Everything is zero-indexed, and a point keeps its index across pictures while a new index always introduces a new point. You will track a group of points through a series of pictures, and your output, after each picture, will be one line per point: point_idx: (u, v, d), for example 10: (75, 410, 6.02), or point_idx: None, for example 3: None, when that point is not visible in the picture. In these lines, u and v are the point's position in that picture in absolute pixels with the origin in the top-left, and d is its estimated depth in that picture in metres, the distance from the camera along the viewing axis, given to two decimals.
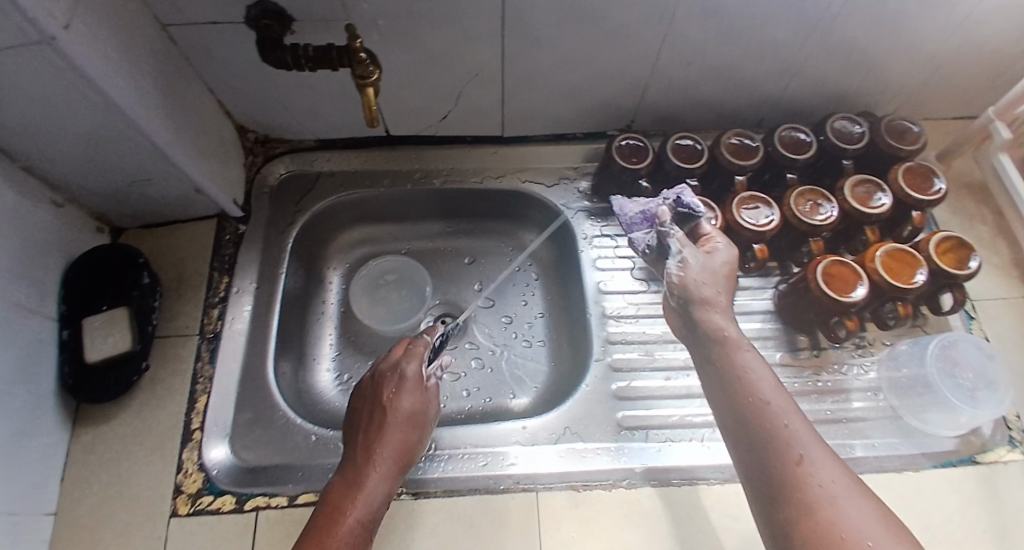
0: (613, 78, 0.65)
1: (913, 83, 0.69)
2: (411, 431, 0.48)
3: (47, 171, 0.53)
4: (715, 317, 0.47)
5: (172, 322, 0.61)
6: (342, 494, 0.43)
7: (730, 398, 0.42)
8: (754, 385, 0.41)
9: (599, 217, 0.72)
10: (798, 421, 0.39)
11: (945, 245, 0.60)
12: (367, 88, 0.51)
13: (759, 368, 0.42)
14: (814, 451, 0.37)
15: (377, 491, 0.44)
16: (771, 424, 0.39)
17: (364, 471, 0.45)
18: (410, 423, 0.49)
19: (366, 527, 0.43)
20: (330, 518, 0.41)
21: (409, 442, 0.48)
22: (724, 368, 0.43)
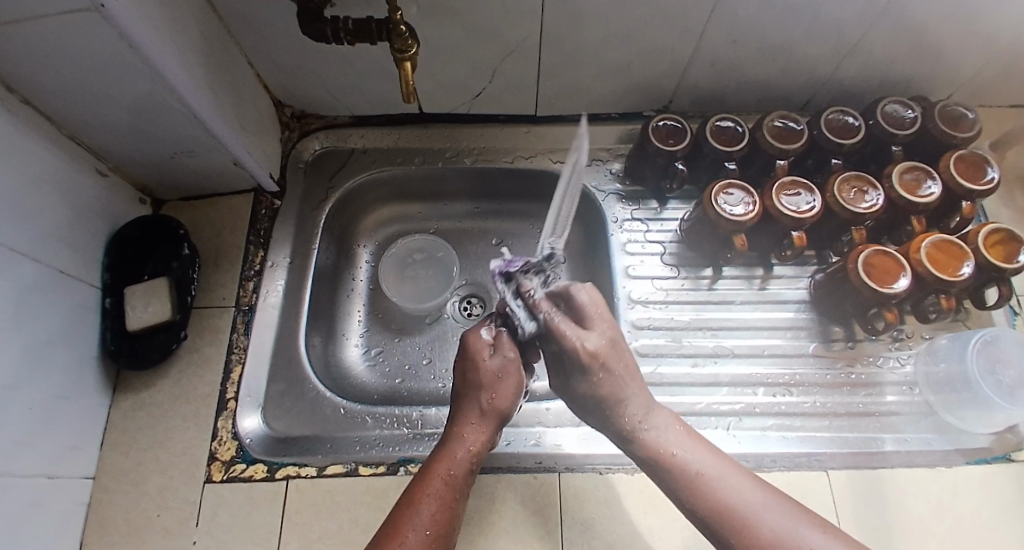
0: (655, 57, 0.63)
1: (971, 67, 0.66)
2: (499, 393, 0.46)
3: (92, 140, 0.54)
4: (638, 429, 0.45)
5: (209, 293, 0.62)
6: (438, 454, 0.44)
7: (691, 509, 0.42)
8: (705, 490, 0.41)
9: (631, 200, 0.71)
10: (755, 503, 0.40)
11: (994, 237, 0.58)
12: (404, 62, 0.51)
13: (707, 467, 0.42)
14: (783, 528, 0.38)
15: (470, 453, 0.44)
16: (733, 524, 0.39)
17: (458, 434, 0.45)
18: (502, 387, 0.46)
19: (460, 485, 0.43)
20: (425, 476, 0.43)
21: (501, 406, 0.46)
22: (678, 483, 0.42)
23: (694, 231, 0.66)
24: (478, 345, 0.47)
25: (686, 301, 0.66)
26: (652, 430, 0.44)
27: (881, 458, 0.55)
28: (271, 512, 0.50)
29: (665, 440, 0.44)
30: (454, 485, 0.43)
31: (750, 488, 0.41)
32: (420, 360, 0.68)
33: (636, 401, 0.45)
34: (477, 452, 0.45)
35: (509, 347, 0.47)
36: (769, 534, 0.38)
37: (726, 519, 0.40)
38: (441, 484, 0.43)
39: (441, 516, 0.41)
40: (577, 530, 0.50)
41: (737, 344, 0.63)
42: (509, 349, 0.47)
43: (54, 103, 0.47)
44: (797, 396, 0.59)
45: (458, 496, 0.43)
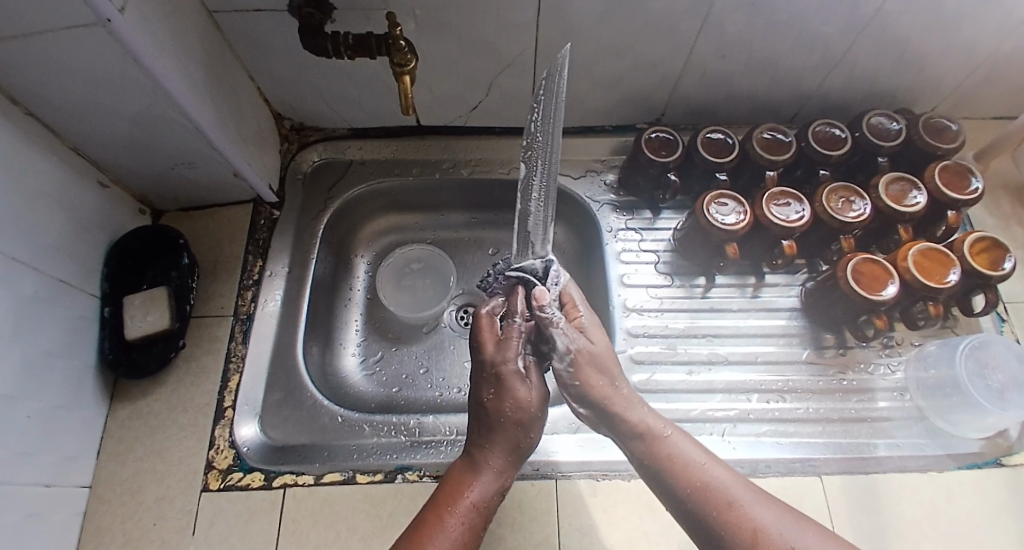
0: (647, 70, 0.65)
1: (952, 80, 0.68)
2: (531, 430, 0.45)
3: (95, 151, 0.55)
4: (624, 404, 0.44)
5: (207, 303, 0.62)
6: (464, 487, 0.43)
7: (673, 490, 0.40)
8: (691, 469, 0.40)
9: (625, 210, 0.72)
10: (740, 487, 0.39)
11: (980, 245, 0.60)
12: (403, 76, 0.52)
13: (684, 445, 0.42)
14: (767, 515, 0.38)
15: (494, 488, 0.43)
16: (717, 504, 0.38)
17: (483, 465, 0.44)
18: (534, 424, 0.45)
19: (480, 520, 0.43)
20: (449, 509, 0.42)
21: (528, 441, 0.45)
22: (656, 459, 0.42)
23: (687, 240, 0.67)
24: (512, 371, 0.44)
25: (680, 309, 0.67)
26: (642, 410, 0.44)
27: (874, 463, 0.55)
28: (269, 521, 0.50)
29: (653, 421, 0.43)
30: (475, 521, 0.42)
31: (734, 474, 0.40)
32: (416, 369, 0.68)
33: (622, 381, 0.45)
34: (500, 489, 0.44)
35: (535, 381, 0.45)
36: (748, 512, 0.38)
37: (712, 498, 0.39)
38: (464, 519, 0.42)
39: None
40: (575, 536, 0.50)
41: (730, 350, 0.64)
42: (538, 384, 0.45)
43: (58, 115, 0.48)
44: (790, 402, 0.60)
45: (477, 531, 0.42)
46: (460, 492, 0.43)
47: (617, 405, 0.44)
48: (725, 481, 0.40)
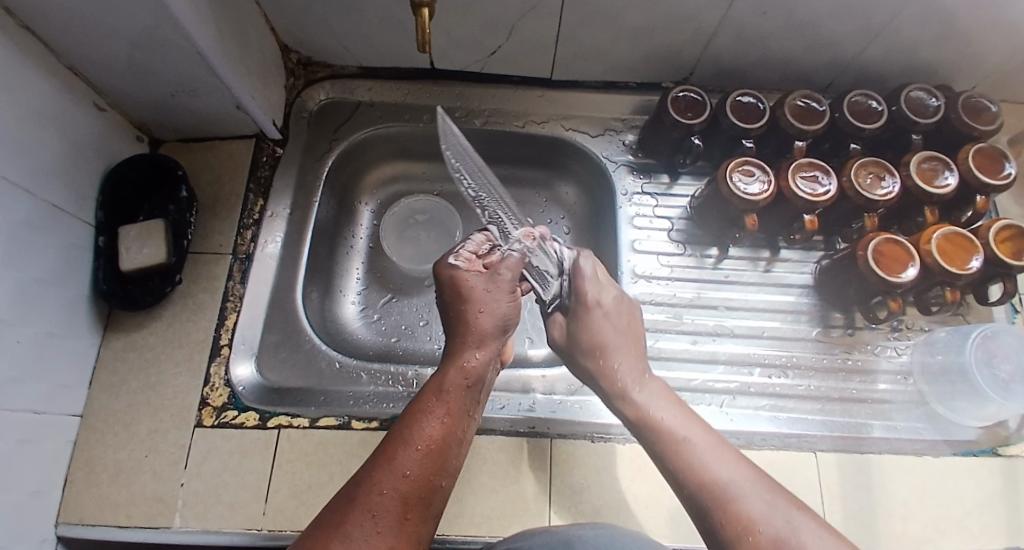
0: (680, 24, 0.61)
1: (1002, 57, 0.64)
2: (492, 308, 0.45)
3: (90, 71, 0.51)
4: (632, 391, 0.46)
5: (206, 239, 0.60)
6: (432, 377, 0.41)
7: (667, 468, 0.40)
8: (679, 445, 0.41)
9: (641, 173, 0.70)
10: (738, 475, 0.38)
11: (1005, 233, 0.58)
12: (422, 9, 0.48)
13: (686, 427, 0.42)
14: (750, 496, 0.36)
15: (466, 370, 0.42)
16: (701, 486, 0.38)
17: (452, 355, 0.43)
18: (488, 299, 0.45)
19: (463, 402, 0.41)
20: (423, 397, 0.40)
21: (490, 317, 0.45)
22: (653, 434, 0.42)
23: (703, 209, 0.65)
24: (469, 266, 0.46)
25: (689, 278, 0.65)
26: (642, 393, 0.46)
27: (870, 443, 0.55)
28: (262, 460, 0.50)
29: (649, 399, 0.45)
30: (454, 402, 0.40)
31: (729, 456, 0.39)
32: (416, 320, 0.67)
33: (626, 362, 0.48)
34: (475, 371, 0.43)
35: (502, 271, 0.47)
36: (735, 497, 0.36)
37: (697, 478, 0.38)
38: (442, 403, 0.39)
39: (437, 432, 0.37)
40: (566, 494, 0.50)
41: (736, 324, 0.63)
42: (508, 275, 0.47)
43: (50, 28, 0.45)
44: (792, 379, 0.60)
45: (458, 412, 0.40)
46: (429, 383, 0.41)
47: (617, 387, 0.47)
48: (715, 464, 0.39)
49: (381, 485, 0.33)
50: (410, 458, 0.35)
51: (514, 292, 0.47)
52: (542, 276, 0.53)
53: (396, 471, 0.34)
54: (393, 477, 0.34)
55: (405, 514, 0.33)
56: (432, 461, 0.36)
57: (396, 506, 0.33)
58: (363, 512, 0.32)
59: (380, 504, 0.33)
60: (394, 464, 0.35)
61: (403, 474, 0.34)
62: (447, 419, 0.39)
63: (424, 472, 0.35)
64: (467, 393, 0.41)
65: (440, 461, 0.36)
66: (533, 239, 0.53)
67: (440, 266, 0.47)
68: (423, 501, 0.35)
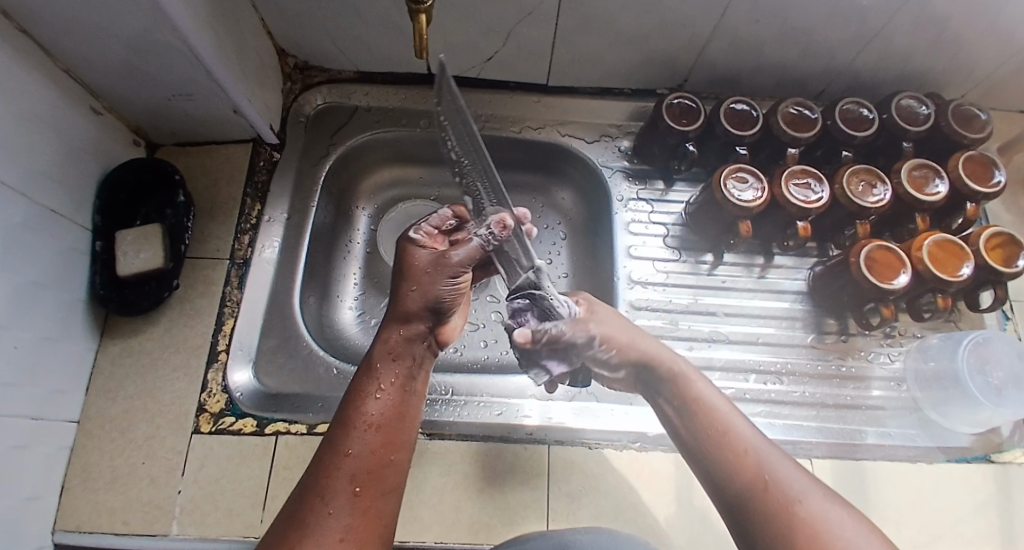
0: (675, 31, 0.61)
1: (990, 66, 0.65)
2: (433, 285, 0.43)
3: (88, 74, 0.51)
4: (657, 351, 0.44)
5: (203, 244, 0.60)
6: (368, 357, 0.41)
7: (691, 426, 0.39)
8: (717, 416, 0.39)
9: (637, 179, 0.70)
10: (766, 447, 0.36)
11: (995, 241, 0.58)
12: (419, 14, 0.47)
13: (709, 393, 0.41)
14: (790, 474, 0.34)
15: (396, 344, 0.41)
16: (738, 455, 0.36)
17: (380, 333, 0.42)
18: (422, 276, 0.43)
19: (401, 376, 0.40)
20: (360, 378, 0.40)
21: (419, 297, 0.42)
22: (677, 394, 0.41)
23: (699, 215, 0.66)
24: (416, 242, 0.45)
25: (685, 284, 0.66)
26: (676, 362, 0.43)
27: (864, 450, 0.56)
28: (259, 467, 0.50)
29: (686, 374, 0.42)
30: (392, 376, 0.40)
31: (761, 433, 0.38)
32: None
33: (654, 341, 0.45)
34: (412, 342, 0.42)
35: (460, 254, 0.44)
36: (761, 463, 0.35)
37: (733, 450, 0.36)
38: (381, 379, 0.39)
39: (377, 409, 0.37)
40: (562, 500, 0.50)
41: (732, 330, 0.63)
42: (459, 256, 0.44)
43: (47, 31, 0.45)
44: (787, 385, 0.60)
45: (397, 386, 0.39)
46: (363, 363, 0.41)
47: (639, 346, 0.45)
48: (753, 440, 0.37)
49: (328, 470, 0.33)
50: (353, 439, 0.35)
51: (460, 272, 0.44)
52: (512, 263, 0.52)
53: (339, 451, 0.34)
54: (337, 457, 0.34)
55: (356, 490, 0.33)
56: (376, 437, 0.36)
57: (348, 486, 0.33)
58: (314, 495, 0.32)
59: (329, 487, 0.33)
60: (337, 448, 0.34)
61: (345, 453, 0.34)
62: (386, 395, 0.38)
63: (369, 449, 0.35)
64: (401, 364, 0.41)
65: (382, 436, 0.36)
66: (505, 228, 0.47)
67: (399, 245, 0.46)
68: (374, 476, 0.34)
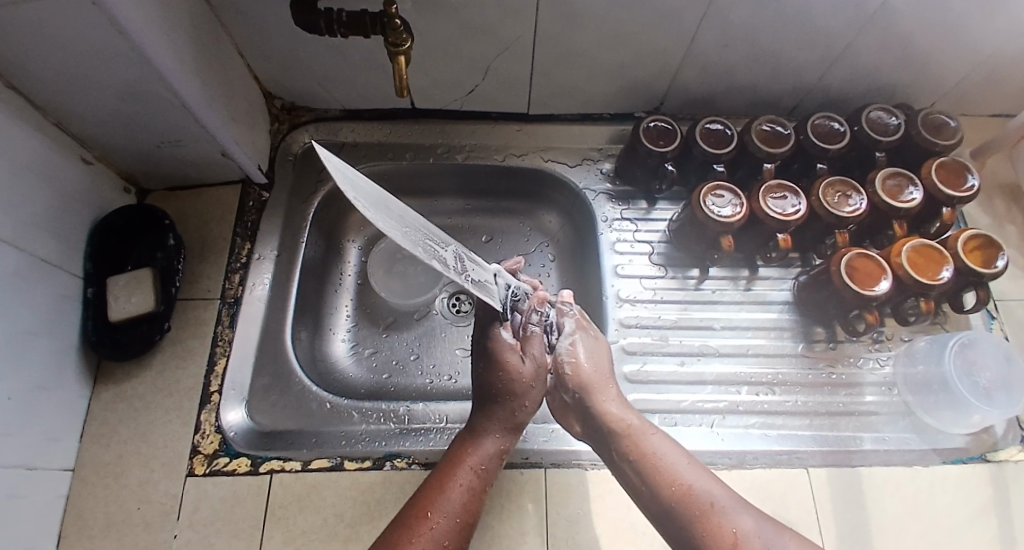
0: (648, 58, 0.64)
1: (955, 76, 0.68)
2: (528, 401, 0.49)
3: (79, 126, 0.53)
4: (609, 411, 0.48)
5: (194, 285, 0.61)
6: (466, 447, 0.47)
7: (653, 492, 0.41)
8: (672, 469, 0.42)
9: (620, 200, 0.72)
10: (729, 500, 0.39)
11: (973, 243, 0.60)
12: (398, 56, 0.49)
13: (667, 449, 0.44)
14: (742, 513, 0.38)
15: (495, 446, 0.47)
16: (695, 503, 0.39)
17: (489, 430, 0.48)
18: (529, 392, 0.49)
19: (490, 475, 0.46)
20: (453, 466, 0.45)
21: (526, 411, 0.48)
22: (636, 458, 0.43)
23: (683, 232, 0.67)
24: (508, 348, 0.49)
25: (674, 300, 0.66)
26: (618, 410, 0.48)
27: (860, 456, 0.56)
28: (254, 507, 0.50)
29: (655, 442, 0.44)
30: (483, 475, 0.45)
31: (718, 481, 0.41)
32: (407, 355, 0.68)
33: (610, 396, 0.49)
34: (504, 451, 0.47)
35: (537, 351, 0.50)
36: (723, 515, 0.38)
37: (692, 500, 0.39)
38: (474, 474, 0.45)
39: (469, 507, 0.43)
40: (561, 525, 0.50)
41: (722, 343, 0.64)
42: (539, 356, 0.50)
43: (40, 88, 0.46)
44: (779, 395, 0.60)
45: (485, 490, 0.45)
46: (458, 452, 0.46)
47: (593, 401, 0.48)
48: (707, 486, 0.40)
49: None
50: (446, 529, 0.41)
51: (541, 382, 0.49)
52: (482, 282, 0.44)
53: (434, 540, 0.40)
54: (432, 545, 0.39)
55: None
56: (464, 532, 0.42)
57: None
58: None
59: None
60: (433, 535, 0.40)
61: (441, 542, 0.40)
62: (475, 491, 0.44)
63: (455, 544, 0.41)
64: (492, 465, 0.46)
65: (463, 535, 0.42)
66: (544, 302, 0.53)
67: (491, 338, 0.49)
68: None
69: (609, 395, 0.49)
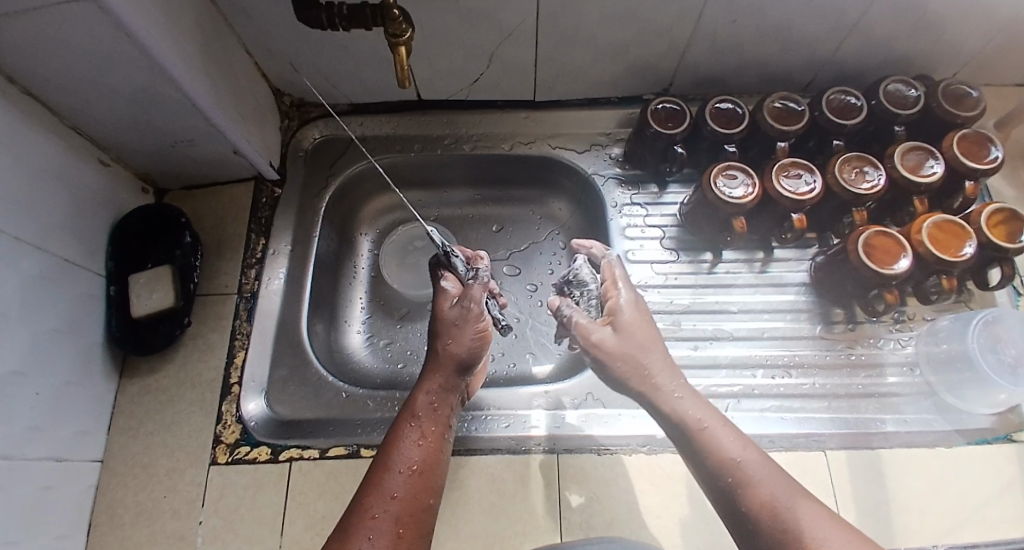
0: (654, 38, 0.63)
1: (978, 42, 0.65)
2: (458, 340, 0.48)
3: (95, 130, 0.54)
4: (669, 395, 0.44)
5: (212, 280, 0.63)
6: (408, 406, 0.46)
7: (721, 489, 0.39)
8: (740, 469, 0.39)
9: (630, 185, 0.71)
10: (800, 503, 0.36)
11: (997, 217, 0.58)
12: (399, 47, 0.50)
13: (731, 441, 0.41)
14: (780, 487, 0.38)
15: (432, 396, 0.46)
16: (754, 488, 0.38)
17: (419, 385, 0.47)
18: (455, 331, 0.48)
19: (437, 425, 0.45)
20: (398, 425, 0.44)
21: (458, 351, 0.47)
22: (699, 450, 0.41)
23: (694, 215, 0.66)
24: (440, 295, 0.52)
25: (687, 284, 0.66)
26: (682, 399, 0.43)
27: (881, 438, 0.55)
28: (275, 494, 0.51)
29: (709, 422, 0.42)
30: (431, 426, 0.44)
31: (784, 476, 0.39)
32: (421, 345, 0.68)
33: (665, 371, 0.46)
34: (440, 395, 0.46)
35: (473, 296, 0.50)
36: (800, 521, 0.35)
37: (761, 501, 0.37)
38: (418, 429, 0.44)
39: (415, 456, 0.42)
40: (576, 509, 0.50)
41: (737, 327, 0.63)
42: (471, 298, 0.49)
43: (55, 94, 0.48)
44: (797, 378, 0.60)
45: (433, 438, 0.44)
46: (400, 413, 0.45)
47: (653, 387, 0.45)
48: (775, 485, 0.38)
49: (371, 510, 0.37)
50: (395, 482, 0.40)
51: (479, 322, 0.49)
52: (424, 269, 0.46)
53: (383, 496, 0.38)
54: (382, 502, 0.38)
55: (399, 531, 0.37)
56: (418, 481, 0.40)
57: (390, 527, 0.37)
58: (361, 535, 0.36)
59: (374, 527, 0.36)
60: (382, 491, 0.39)
61: (391, 496, 0.39)
62: (424, 443, 0.43)
63: (410, 493, 0.39)
64: (437, 416, 0.45)
65: (421, 483, 0.40)
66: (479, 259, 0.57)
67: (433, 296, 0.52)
68: (415, 517, 0.39)
69: (670, 382, 0.45)
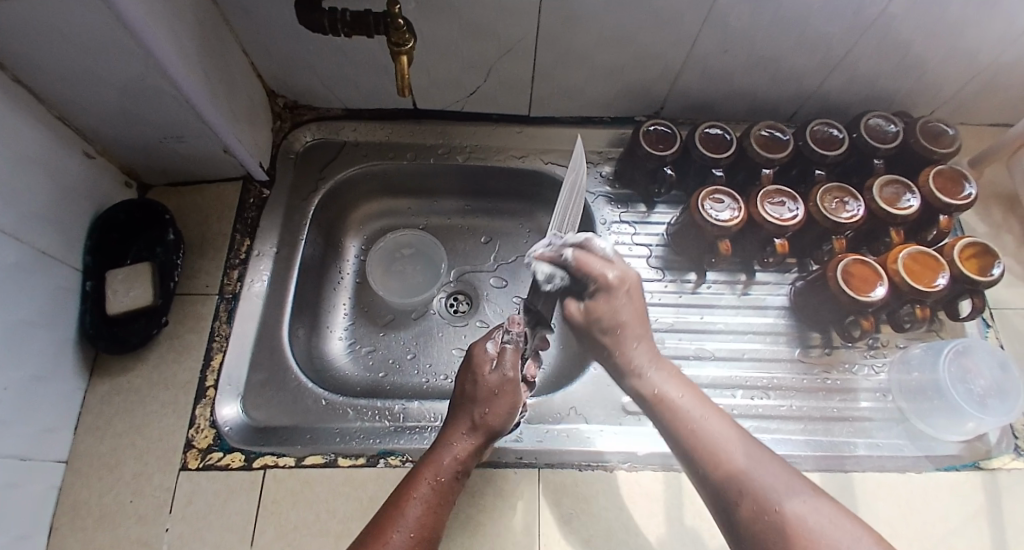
0: (648, 62, 0.64)
1: (954, 84, 0.68)
2: (494, 410, 0.47)
3: (81, 120, 0.53)
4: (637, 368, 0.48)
5: (193, 279, 0.61)
6: (427, 459, 0.45)
7: (679, 446, 0.43)
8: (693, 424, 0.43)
9: (619, 203, 0.72)
10: (736, 441, 0.42)
11: (969, 251, 0.60)
12: (400, 56, 0.50)
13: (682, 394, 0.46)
14: (735, 443, 0.41)
15: (455, 460, 0.45)
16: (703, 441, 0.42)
17: (445, 443, 0.46)
18: (492, 401, 0.47)
19: (451, 490, 0.44)
20: (413, 478, 0.44)
21: (488, 424, 0.46)
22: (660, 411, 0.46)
23: (681, 235, 0.67)
24: (483, 357, 0.49)
25: (670, 303, 0.67)
26: (655, 373, 0.48)
27: (854, 461, 0.56)
28: (247, 502, 0.50)
29: (660, 384, 0.47)
30: (443, 489, 0.44)
31: (733, 426, 0.43)
32: (403, 354, 0.68)
33: (641, 345, 0.49)
34: (462, 462, 0.46)
35: (509, 364, 0.49)
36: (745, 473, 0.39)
37: (709, 450, 0.41)
38: (432, 490, 0.43)
39: (424, 520, 0.42)
40: (554, 525, 0.50)
41: (718, 347, 0.64)
42: (510, 368, 0.48)
43: (44, 81, 0.47)
44: (774, 400, 0.61)
45: (446, 504, 0.44)
46: (421, 466, 0.45)
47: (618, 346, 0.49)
48: (721, 433, 0.42)
49: None
50: (401, 541, 0.40)
51: (514, 401, 0.48)
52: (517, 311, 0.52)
53: None
54: None
55: None
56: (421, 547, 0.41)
57: None
58: None
59: None
60: None
61: None
62: (432, 508, 0.43)
63: None
64: (452, 480, 0.45)
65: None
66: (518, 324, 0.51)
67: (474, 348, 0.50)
68: None
69: (641, 345, 0.49)
